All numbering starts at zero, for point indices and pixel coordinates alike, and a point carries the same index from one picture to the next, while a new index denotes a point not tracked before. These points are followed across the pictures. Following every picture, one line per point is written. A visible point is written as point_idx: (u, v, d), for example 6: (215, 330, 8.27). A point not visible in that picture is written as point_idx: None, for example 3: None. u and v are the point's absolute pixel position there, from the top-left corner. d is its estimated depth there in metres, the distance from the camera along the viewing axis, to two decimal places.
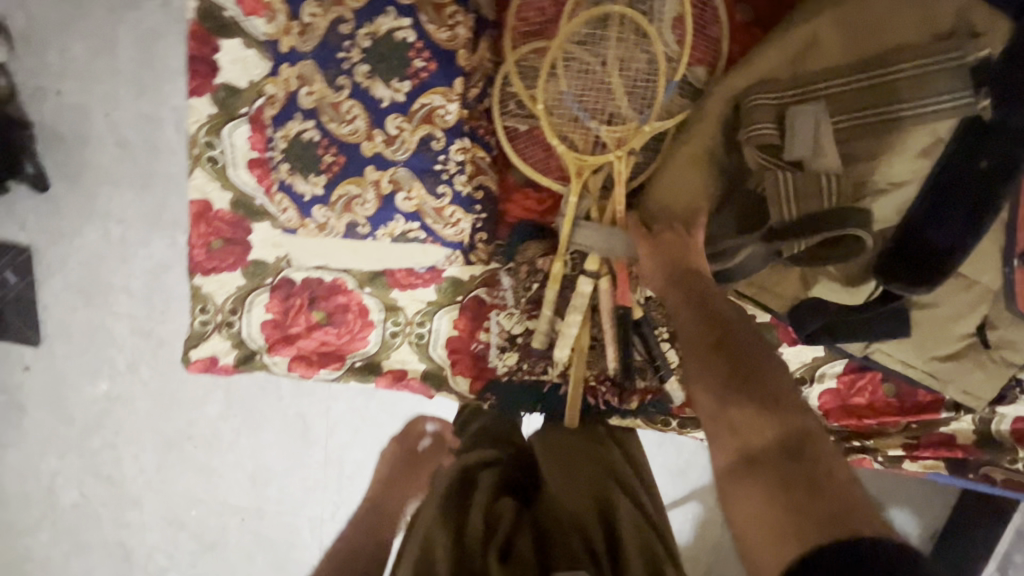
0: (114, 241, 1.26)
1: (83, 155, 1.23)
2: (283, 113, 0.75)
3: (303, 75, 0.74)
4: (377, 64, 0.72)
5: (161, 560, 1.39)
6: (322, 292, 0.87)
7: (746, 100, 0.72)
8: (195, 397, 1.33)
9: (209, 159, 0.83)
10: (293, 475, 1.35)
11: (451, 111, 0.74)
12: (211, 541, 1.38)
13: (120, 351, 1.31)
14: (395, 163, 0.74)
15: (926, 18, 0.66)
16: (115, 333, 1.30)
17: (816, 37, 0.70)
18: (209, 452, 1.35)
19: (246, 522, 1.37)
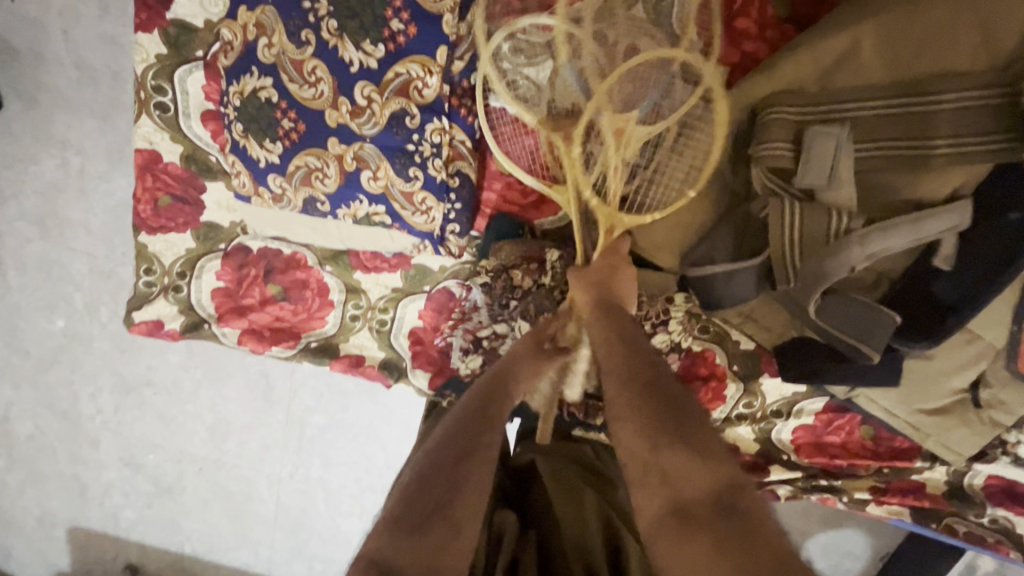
0: (73, 173, 1.16)
1: (41, 74, 1.12)
2: (238, 64, 0.66)
3: (263, 23, 0.65)
4: (347, 20, 0.63)
5: (117, 499, 1.37)
6: (279, 265, 0.81)
7: (763, 113, 0.64)
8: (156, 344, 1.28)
9: (157, 106, 0.74)
10: (252, 432, 1.32)
11: (431, 84, 0.65)
12: (167, 487, 1.36)
13: (77, 289, 1.23)
14: (361, 138, 0.66)
15: (985, 39, 0.57)
16: (71, 269, 1.23)
17: (855, 47, 0.60)
18: (167, 401, 1.31)
19: (203, 472, 1.34)
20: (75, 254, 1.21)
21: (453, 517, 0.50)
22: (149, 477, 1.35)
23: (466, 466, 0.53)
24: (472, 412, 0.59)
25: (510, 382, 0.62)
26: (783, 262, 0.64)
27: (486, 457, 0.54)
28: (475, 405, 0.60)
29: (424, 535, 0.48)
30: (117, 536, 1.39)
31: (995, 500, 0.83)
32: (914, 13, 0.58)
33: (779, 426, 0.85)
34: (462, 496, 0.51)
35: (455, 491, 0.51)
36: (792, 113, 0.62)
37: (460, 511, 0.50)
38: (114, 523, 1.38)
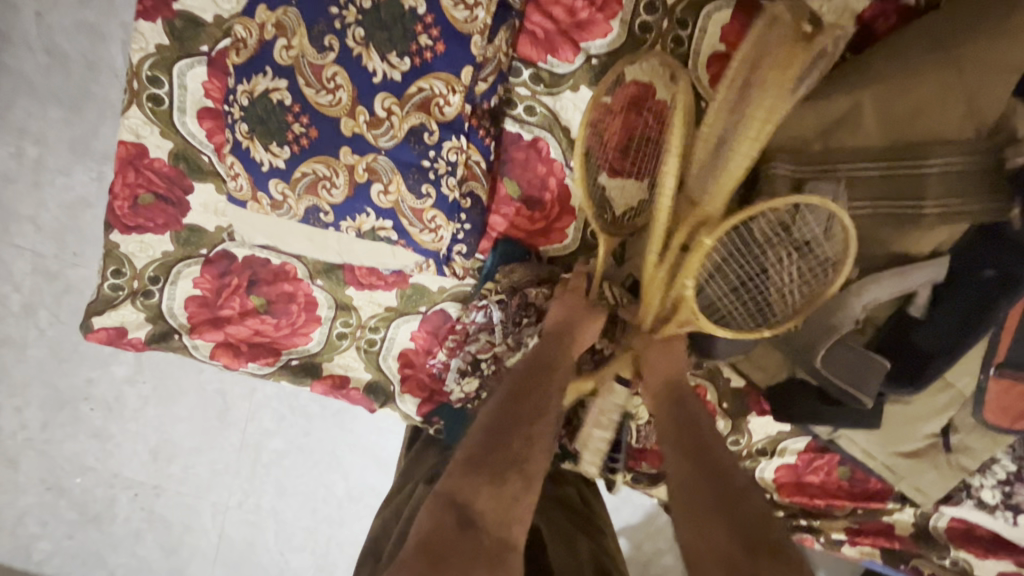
0: (29, 163, 1.07)
1: (6, 57, 1.03)
2: (250, 64, 0.63)
3: (283, 24, 0.63)
4: (375, 31, 0.63)
5: (32, 528, 1.21)
6: (265, 275, 0.76)
7: (767, 164, 0.66)
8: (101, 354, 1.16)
9: (150, 99, 0.69)
10: (200, 456, 1.21)
11: (452, 103, 0.65)
12: (94, 515, 1.22)
13: (15, 290, 1.11)
14: (376, 150, 0.65)
15: (969, 112, 0.61)
16: (11, 267, 1.11)
17: (854, 111, 0.64)
18: (106, 418, 1.19)
19: (139, 498, 1.22)
20: (19, 251, 1.10)
21: (526, 471, 0.53)
22: (76, 503, 1.21)
23: (530, 431, 0.57)
24: (533, 377, 0.62)
25: (567, 344, 0.65)
26: None
27: (549, 421, 0.59)
28: (533, 368, 0.63)
29: (502, 484, 0.51)
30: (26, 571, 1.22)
31: (956, 542, 0.87)
32: (906, 81, 0.62)
33: (763, 464, 0.86)
34: (534, 450, 0.55)
35: (526, 448, 0.55)
36: (795, 160, 0.65)
37: (532, 466, 0.54)
38: (24, 557, 1.22)
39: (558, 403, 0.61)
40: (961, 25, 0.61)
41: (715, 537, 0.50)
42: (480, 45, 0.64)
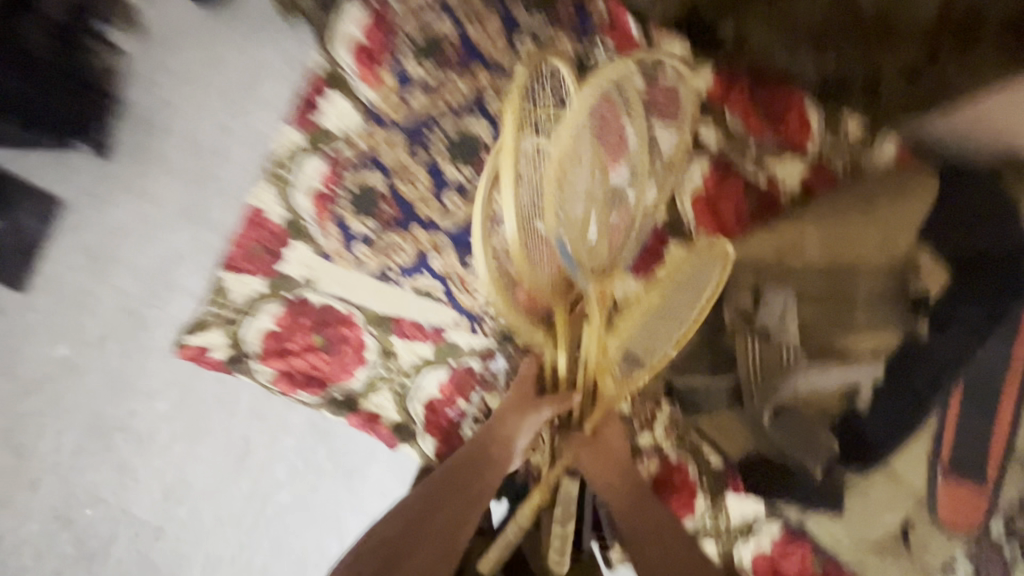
0: (143, 221, 1.30)
1: (153, 139, 1.29)
2: (361, 162, 0.91)
3: (391, 142, 0.91)
4: (452, 149, 0.92)
5: (17, 563, 1.17)
6: (330, 319, 0.94)
7: (730, 271, 0.86)
8: (150, 391, 1.27)
9: (281, 179, 0.93)
10: (208, 500, 1.28)
11: None
12: (88, 553, 1.21)
13: (92, 322, 1.25)
14: (440, 230, 0.91)
15: (885, 248, 0.81)
16: (97, 302, 1.26)
17: (798, 238, 0.85)
18: (133, 452, 1.25)
19: (138, 540, 1.23)
20: (111, 291, 1.27)
21: None
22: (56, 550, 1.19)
23: (411, 552, 0.64)
24: (441, 494, 0.68)
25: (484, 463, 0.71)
26: (746, 384, 0.82)
27: (433, 543, 0.66)
28: (444, 485, 0.69)
29: None
30: None
31: None
32: (836, 222, 0.84)
33: (739, 547, 0.91)
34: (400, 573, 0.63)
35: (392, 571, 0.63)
36: (751, 273, 0.85)
37: None
38: None
39: (458, 521, 0.68)
40: (873, 198, 0.83)
41: None
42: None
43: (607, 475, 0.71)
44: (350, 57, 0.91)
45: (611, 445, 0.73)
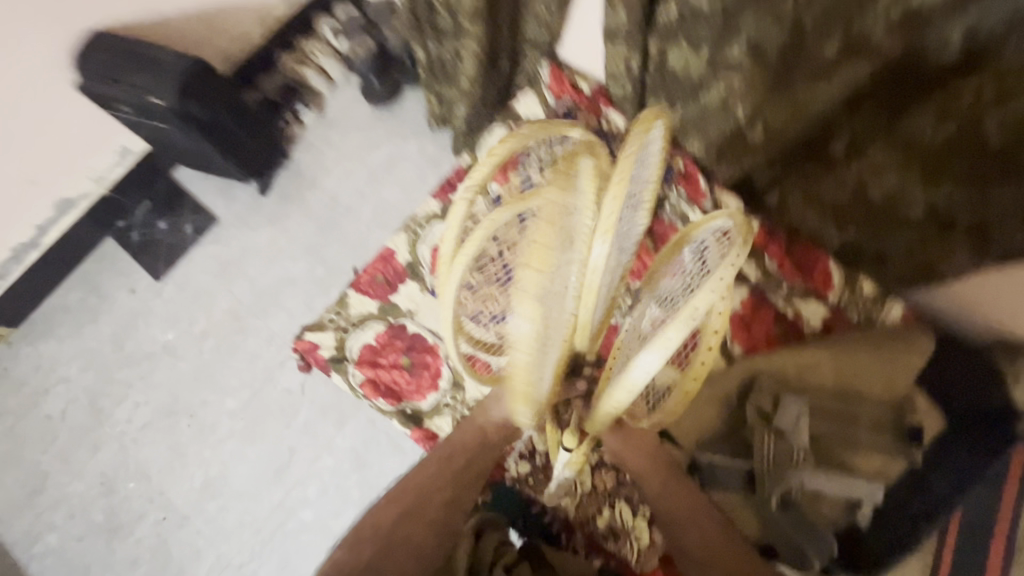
0: (273, 248, 1.67)
1: (304, 192, 1.70)
2: None
3: None
4: None
5: (73, 508, 1.51)
6: (420, 347, 1.16)
7: (756, 378, 1.02)
8: (227, 386, 1.56)
9: (413, 232, 1.22)
10: (241, 501, 1.48)
11: None
12: (116, 525, 1.49)
13: (206, 317, 1.63)
14: None
15: (888, 384, 0.98)
16: (215, 303, 1.64)
17: (816, 362, 1.02)
18: (191, 437, 1.53)
19: (165, 522, 1.48)
20: (229, 295, 1.64)
21: (395, 539, 0.98)
22: (126, 499, 1.50)
23: (413, 514, 1.01)
24: (437, 474, 1.05)
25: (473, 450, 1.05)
26: (761, 476, 0.94)
27: (429, 507, 1.02)
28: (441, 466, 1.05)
29: (375, 541, 0.98)
30: (45, 539, 1.49)
31: None
32: (849, 355, 1.00)
33: None
34: (405, 531, 0.99)
35: (400, 528, 0.99)
36: (773, 384, 1.00)
37: (401, 538, 0.98)
38: (51, 522, 1.50)
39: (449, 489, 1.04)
40: (880, 340, 1.00)
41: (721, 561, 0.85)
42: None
43: (640, 460, 0.89)
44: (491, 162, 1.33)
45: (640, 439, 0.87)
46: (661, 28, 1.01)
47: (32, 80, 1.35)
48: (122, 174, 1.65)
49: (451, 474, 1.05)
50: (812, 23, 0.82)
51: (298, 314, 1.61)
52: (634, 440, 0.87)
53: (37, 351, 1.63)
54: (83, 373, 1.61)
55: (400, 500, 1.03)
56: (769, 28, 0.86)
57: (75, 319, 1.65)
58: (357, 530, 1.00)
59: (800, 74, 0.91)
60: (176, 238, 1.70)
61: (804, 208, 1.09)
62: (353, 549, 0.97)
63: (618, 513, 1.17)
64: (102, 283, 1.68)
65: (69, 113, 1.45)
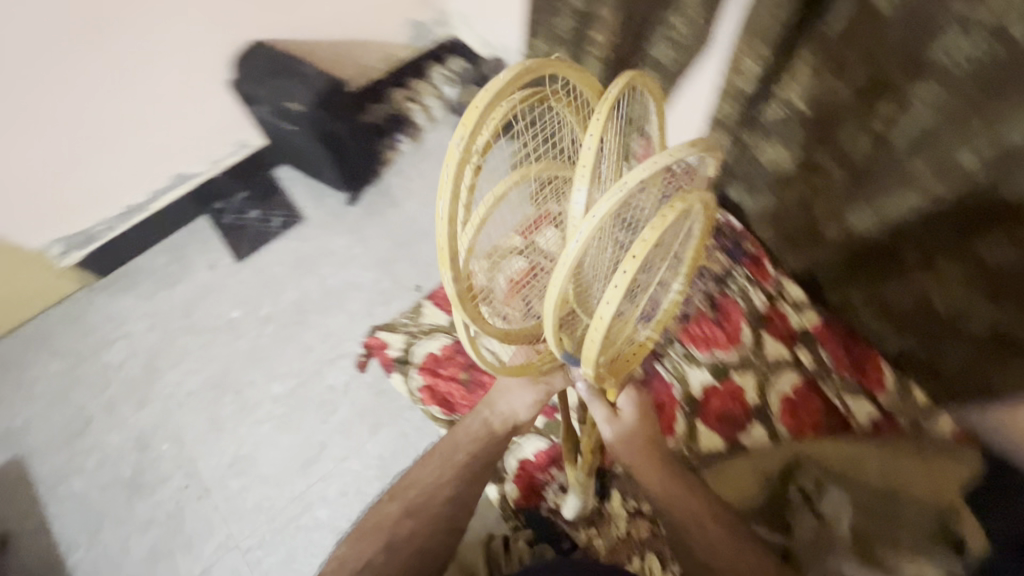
0: (347, 253, 1.79)
1: (387, 209, 1.85)
2: None
3: None
4: None
5: (105, 457, 1.56)
6: None
7: (801, 459, 1.04)
8: (275, 371, 1.64)
9: None
10: (263, 485, 1.50)
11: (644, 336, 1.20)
12: (142, 482, 1.53)
13: (272, 304, 1.73)
14: None
15: (934, 492, 0.99)
16: (283, 292, 1.75)
17: (862, 458, 1.04)
18: (231, 412, 1.59)
19: (187, 490, 1.51)
20: (297, 288, 1.75)
21: (395, 535, 1.01)
22: (156, 460, 1.55)
23: (415, 513, 1.03)
24: (438, 469, 1.07)
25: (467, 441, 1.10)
26: (796, 553, 0.95)
27: (434, 503, 1.04)
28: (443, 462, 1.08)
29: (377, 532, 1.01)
30: (72, 482, 1.54)
31: None
32: (893, 457, 1.04)
33: None
34: (407, 525, 1.02)
35: (404, 521, 1.02)
36: (817, 468, 1.02)
37: (402, 533, 1.01)
38: (83, 467, 1.56)
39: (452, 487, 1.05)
40: (926, 451, 1.04)
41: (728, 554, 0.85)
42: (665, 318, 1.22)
43: (633, 446, 0.92)
44: None
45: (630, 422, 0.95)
46: (758, 125, 1.17)
47: (192, 69, 1.55)
48: (234, 163, 1.82)
49: (454, 471, 1.07)
50: (904, 138, 0.96)
51: (355, 317, 1.70)
52: (632, 421, 0.95)
53: (113, 304, 1.75)
54: (148, 332, 1.71)
55: (405, 494, 1.05)
56: (863, 137, 1.02)
57: (155, 281, 1.78)
58: (360, 526, 1.04)
59: (883, 179, 1.02)
60: (264, 227, 1.84)
61: (866, 310, 1.15)
62: (356, 548, 1.00)
63: (649, 565, 1.16)
64: (187, 254, 1.81)
65: (210, 103, 1.64)
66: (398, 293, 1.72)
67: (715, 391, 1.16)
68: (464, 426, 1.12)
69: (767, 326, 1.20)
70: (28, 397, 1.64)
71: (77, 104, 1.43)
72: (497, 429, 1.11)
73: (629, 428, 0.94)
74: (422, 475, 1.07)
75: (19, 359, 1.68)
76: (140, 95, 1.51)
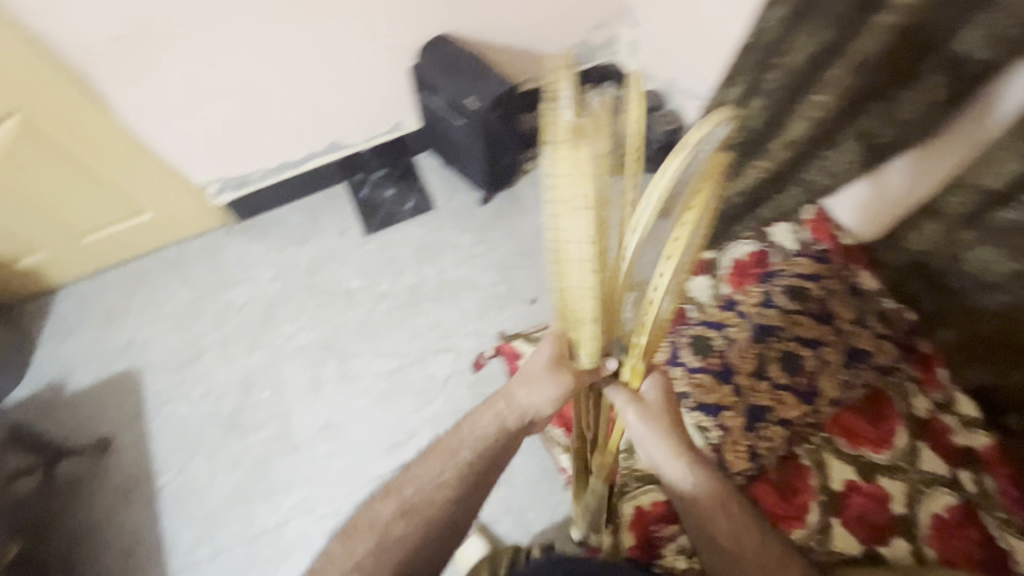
0: (470, 251, 1.81)
1: (516, 217, 1.86)
2: (710, 322, 1.18)
3: (739, 323, 1.16)
4: (784, 357, 1.11)
5: (210, 389, 1.63)
6: None
7: None
8: (381, 348, 1.66)
9: None
10: (348, 456, 1.53)
11: (794, 413, 1.07)
12: (237, 423, 1.58)
13: (390, 283, 1.76)
14: (745, 399, 1.08)
15: None
16: (402, 274, 1.78)
17: None
18: (332, 378, 1.63)
19: (278, 442, 1.55)
20: (415, 273, 1.78)
21: (391, 540, 0.83)
22: (255, 405, 1.60)
23: (412, 515, 0.85)
24: (437, 459, 0.88)
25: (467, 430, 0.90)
26: None
27: (436, 500, 0.86)
28: (446, 451, 0.89)
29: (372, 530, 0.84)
30: (175, 405, 1.62)
31: None
32: None
33: None
34: (402, 525, 0.84)
35: (400, 520, 0.84)
36: None
37: (398, 536, 0.83)
38: (188, 393, 1.63)
39: (454, 479, 0.87)
40: None
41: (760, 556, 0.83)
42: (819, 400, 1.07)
43: (663, 427, 0.86)
44: (728, 267, 1.30)
45: (655, 406, 0.87)
46: None
47: (378, 53, 1.59)
48: (385, 141, 1.87)
49: (465, 468, 0.88)
50: None
51: (466, 314, 1.71)
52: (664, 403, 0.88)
53: (245, 248, 1.84)
54: (272, 282, 1.79)
55: (404, 487, 0.87)
56: None
57: (286, 236, 1.85)
58: (353, 522, 0.86)
59: None
60: (397, 207, 1.89)
61: None
62: (345, 549, 0.83)
63: None
64: (320, 217, 1.88)
65: (385, 86, 1.69)
66: (512, 300, 1.72)
67: (857, 490, 1.07)
68: (470, 421, 0.90)
69: (927, 437, 1.10)
70: (155, 316, 1.74)
71: (266, 65, 1.47)
72: (512, 426, 0.89)
73: (659, 412, 0.87)
74: (423, 468, 0.88)
75: (155, 279, 1.80)
76: (322, 65, 1.54)
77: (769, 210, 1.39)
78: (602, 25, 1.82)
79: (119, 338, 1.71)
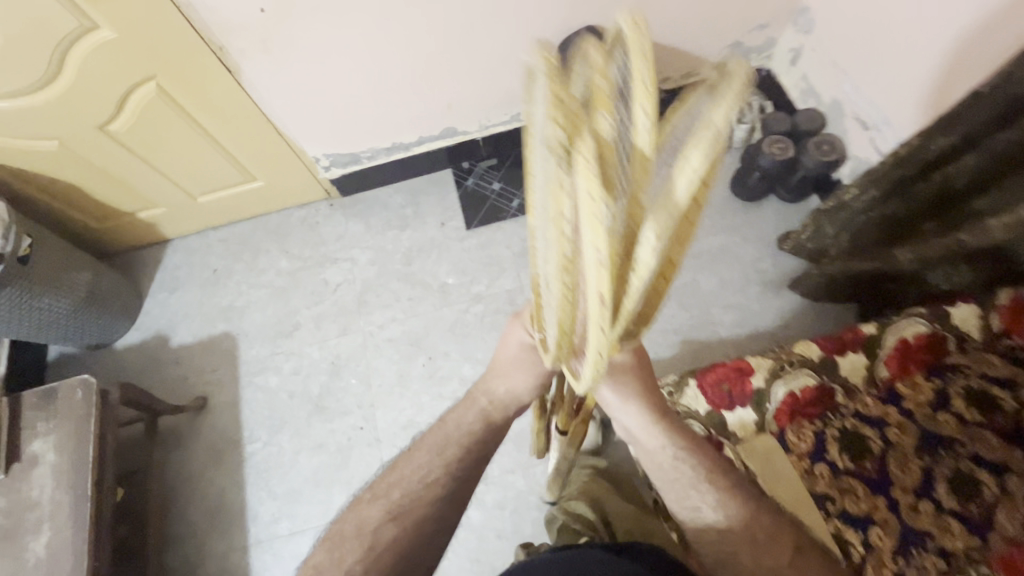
0: None
1: None
2: (867, 417, 1.07)
3: (903, 426, 1.04)
4: (954, 476, 0.96)
5: (299, 365, 1.65)
6: None
7: None
8: (470, 353, 1.61)
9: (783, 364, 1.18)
10: None
11: (959, 545, 0.92)
12: (323, 405, 1.59)
13: (486, 285, 1.69)
14: (900, 517, 0.98)
15: None
16: (500, 277, 1.70)
17: None
18: (418, 375, 1.60)
19: (360, 432, 1.55)
20: (513, 278, 1.69)
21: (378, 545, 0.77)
22: (342, 390, 1.60)
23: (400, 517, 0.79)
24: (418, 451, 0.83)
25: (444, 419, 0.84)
26: None
27: (423, 500, 0.80)
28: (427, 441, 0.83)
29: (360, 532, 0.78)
30: (265, 374, 1.65)
31: None
32: None
33: None
34: (388, 524, 0.78)
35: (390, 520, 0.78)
36: None
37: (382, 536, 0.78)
38: (279, 367, 1.65)
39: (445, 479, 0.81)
40: None
41: (741, 544, 0.78)
42: (995, 536, 0.90)
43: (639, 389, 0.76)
44: (891, 347, 1.12)
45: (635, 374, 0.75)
46: None
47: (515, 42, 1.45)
48: (501, 133, 1.75)
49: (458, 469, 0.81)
50: None
51: None
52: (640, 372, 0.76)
53: (345, 226, 1.81)
54: (368, 265, 1.75)
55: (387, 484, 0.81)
56: None
57: (387, 218, 1.80)
58: (341, 527, 0.80)
59: None
60: (502, 203, 1.79)
61: None
62: (335, 555, 0.78)
63: None
64: (422, 203, 1.81)
65: (515, 75, 1.55)
66: None
67: None
68: (453, 416, 0.84)
69: None
70: (256, 283, 1.76)
71: (396, 45, 1.36)
72: (498, 420, 0.82)
73: (636, 381, 0.75)
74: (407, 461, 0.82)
75: (258, 244, 1.81)
76: (456, 51, 1.42)
77: (942, 278, 1.21)
78: (765, 24, 1.58)
79: (219, 299, 1.75)
